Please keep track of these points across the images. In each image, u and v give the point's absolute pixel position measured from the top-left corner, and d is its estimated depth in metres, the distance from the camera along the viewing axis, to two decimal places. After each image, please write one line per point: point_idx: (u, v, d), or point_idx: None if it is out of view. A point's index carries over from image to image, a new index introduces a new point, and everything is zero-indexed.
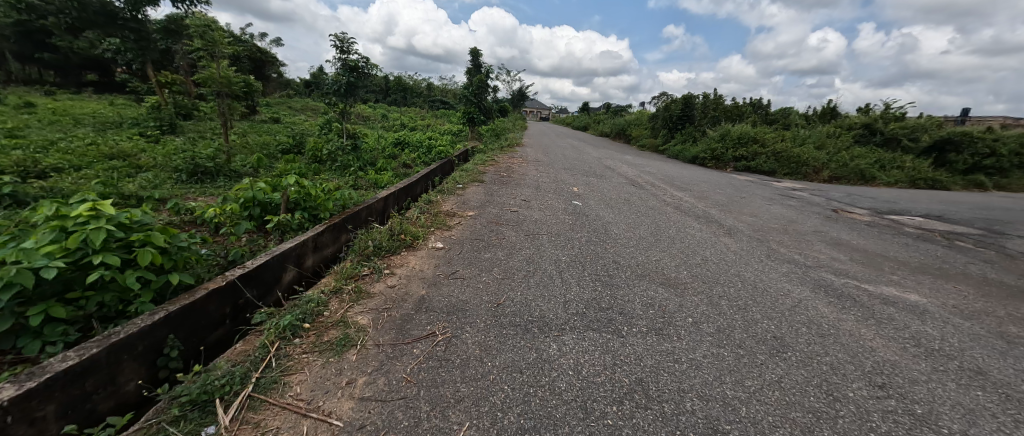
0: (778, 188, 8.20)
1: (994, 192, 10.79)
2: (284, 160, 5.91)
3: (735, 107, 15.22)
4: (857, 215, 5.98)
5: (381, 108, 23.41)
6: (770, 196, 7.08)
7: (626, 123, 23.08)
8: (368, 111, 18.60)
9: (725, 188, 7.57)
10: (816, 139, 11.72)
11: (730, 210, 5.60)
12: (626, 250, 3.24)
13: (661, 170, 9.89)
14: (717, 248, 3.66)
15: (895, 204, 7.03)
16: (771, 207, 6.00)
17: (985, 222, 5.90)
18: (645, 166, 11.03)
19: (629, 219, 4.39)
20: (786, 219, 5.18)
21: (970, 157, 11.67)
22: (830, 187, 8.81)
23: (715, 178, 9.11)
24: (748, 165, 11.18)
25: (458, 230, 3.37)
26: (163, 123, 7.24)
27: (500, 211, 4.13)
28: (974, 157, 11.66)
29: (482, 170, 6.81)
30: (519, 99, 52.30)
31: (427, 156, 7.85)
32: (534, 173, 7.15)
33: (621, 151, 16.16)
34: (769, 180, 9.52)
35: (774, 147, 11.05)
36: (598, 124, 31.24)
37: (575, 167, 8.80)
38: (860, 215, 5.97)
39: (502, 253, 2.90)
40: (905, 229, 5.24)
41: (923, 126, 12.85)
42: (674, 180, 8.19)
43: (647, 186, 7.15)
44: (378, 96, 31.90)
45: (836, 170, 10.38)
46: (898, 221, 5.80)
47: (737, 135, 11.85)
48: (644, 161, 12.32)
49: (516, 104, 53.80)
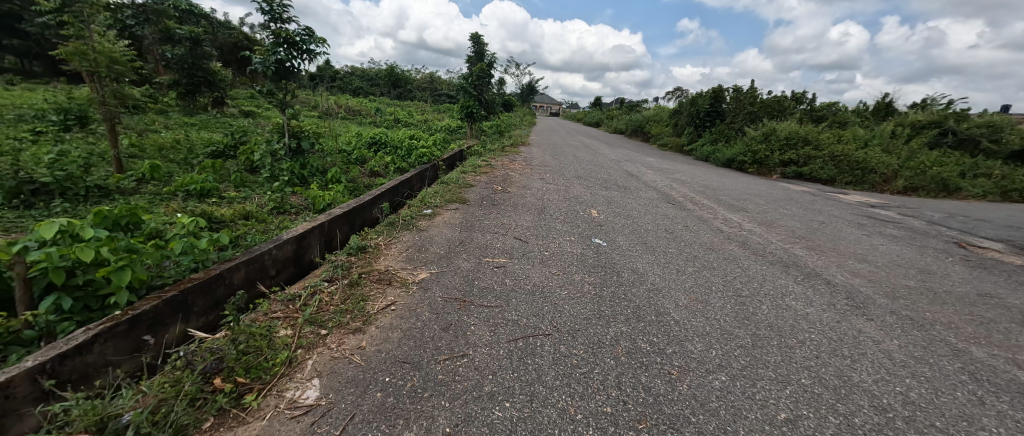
0: (850, 206, 6.49)
1: None
2: (200, 168, 4.38)
3: (775, 101, 13.28)
4: (993, 251, 4.28)
5: (381, 102, 21.94)
6: (851, 219, 5.39)
7: (645, 119, 21.19)
8: (362, 106, 17.10)
9: (785, 206, 5.88)
10: (881, 140, 10.03)
11: (817, 246, 3.93)
12: (711, 381, 1.61)
13: (696, 178, 8.17)
14: (861, 351, 2.00)
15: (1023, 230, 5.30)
16: (868, 239, 4.31)
17: None
18: (675, 171, 9.33)
19: (686, 275, 2.75)
20: (910, 265, 3.52)
21: None
22: (915, 202, 7.03)
23: (763, 189, 7.43)
24: (799, 172, 9.51)
25: (377, 331, 1.74)
26: (69, 116, 5.69)
27: (477, 268, 2.50)
28: None
29: (469, 182, 5.19)
30: (529, 94, 50.79)
31: (406, 161, 6.26)
32: (541, 185, 5.55)
33: (640, 151, 14.38)
34: (829, 192, 7.79)
35: (831, 150, 9.38)
36: (612, 121, 29.49)
37: (591, 175, 7.16)
38: (997, 251, 4.28)
39: (448, 426, 1.26)
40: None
41: (1007, 125, 10.88)
42: (717, 194, 6.49)
43: (687, 204, 5.47)
44: (383, 90, 30.50)
45: (911, 179, 8.61)
46: None
47: (785, 135, 10.18)
48: (670, 165, 10.60)
49: (527, 98, 51.82)
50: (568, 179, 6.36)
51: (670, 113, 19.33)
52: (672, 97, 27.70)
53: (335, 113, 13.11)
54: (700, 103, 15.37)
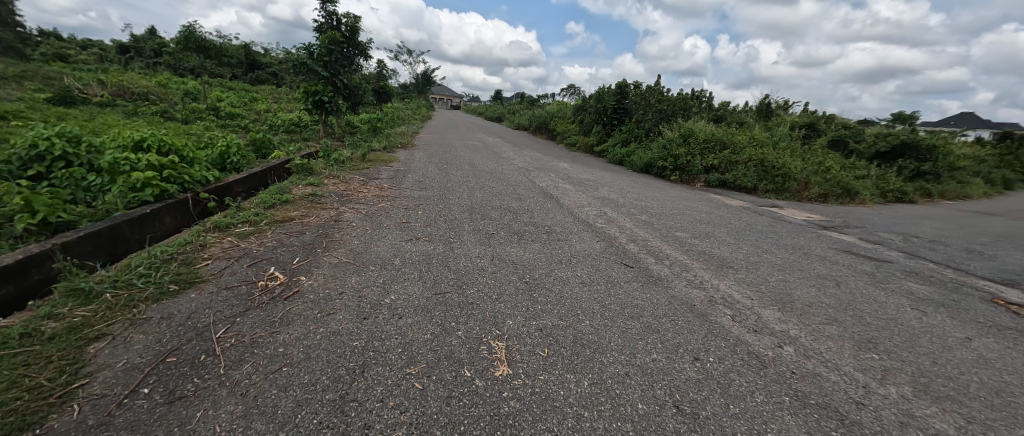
0: (810, 236, 5.36)
1: (933, 207, 10.45)
2: None
3: (681, 98, 12.72)
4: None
5: (213, 86, 16.32)
6: (848, 269, 3.97)
7: (548, 114, 19.90)
8: (168, 88, 11.89)
9: (764, 250, 4.24)
10: (787, 145, 10.25)
11: (933, 387, 2.06)
12: None
13: (628, 198, 6.34)
14: None
15: (1009, 274, 4.52)
16: (944, 335, 2.70)
17: None
18: (598, 184, 7.47)
19: None
20: None
21: (904, 177, 11.58)
22: (847, 220, 6.74)
23: (709, 214, 5.94)
24: (723, 178, 8.94)
25: None
26: None
27: None
28: (905, 179, 11.75)
29: (203, 265, 2.13)
30: (424, 84, 47.03)
31: (92, 201, 2.84)
32: (400, 249, 2.82)
33: (550, 153, 12.59)
34: (768, 211, 6.81)
35: (748, 153, 9.12)
36: (513, 115, 28.24)
37: (496, 206, 4.70)
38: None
39: None
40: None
41: (855, 143, 12.70)
42: (671, 231, 4.61)
43: (651, 267, 3.34)
44: (230, 70, 23.81)
45: (822, 186, 8.78)
46: None
47: (703, 138, 9.55)
48: (587, 173, 8.90)
49: (422, 89, 47.61)
50: (456, 222, 3.73)
51: (574, 109, 18.16)
52: (572, 93, 27.39)
53: (89, 97, 8.18)
54: (608, 100, 14.30)
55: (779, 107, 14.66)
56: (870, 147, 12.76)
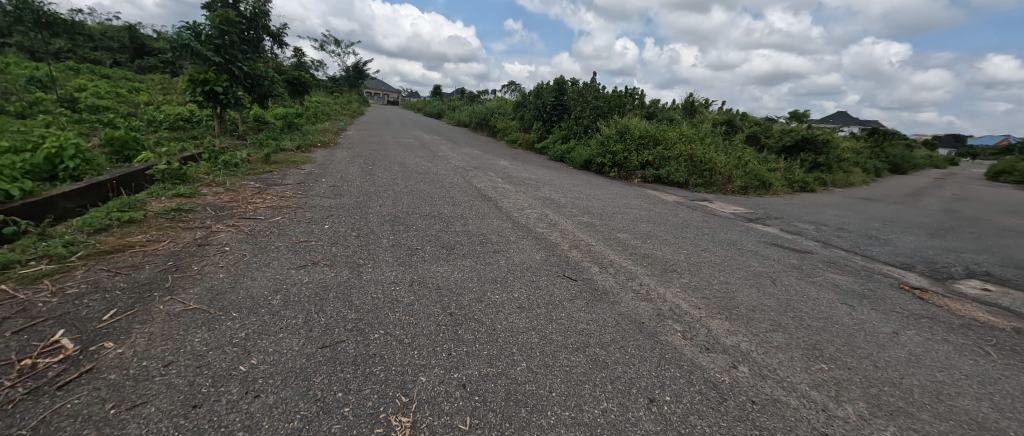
0: (739, 229, 5.52)
1: (830, 195, 11.77)
2: None
3: (615, 96, 12.98)
4: (968, 315, 3.30)
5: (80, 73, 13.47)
6: (779, 264, 4.04)
7: (488, 110, 19.45)
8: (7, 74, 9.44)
9: (703, 249, 4.19)
10: (711, 141, 10.86)
11: (883, 399, 1.96)
12: None
13: (569, 198, 6.11)
14: None
15: (904, 257, 4.98)
16: (875, 331, 2.71)
17: (1007, 281, 4.42)
18: (539, 183, 7.18)
19: None
20: (1009, 410, 1.97)
21: (806, 169, 12.94)
22: (768, 211, 7.17)
23: (647, 211, 5.91)
24: (657, 174, 9.18)
25: None
26: None
27: None
28: (807, 170, 13.15)
29: None
30: (355, 77, 44.02)
31: None
32: (286, 280, 2.18)
33: (489, 150, 12.14)
34: (700, 206, 7.02)
35: (679, 149, 9.46)
36: (453, 112, 27.36)
37: (425, 213, 4.14)
38: (969, 314, 3.35)
39: None
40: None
41: (766, 138, 13.95)
42: (613, 233, 4.41)
43: (594, 279, 3.04)
44: (110, 55, 20.05)
45: (743, 179, 9.42)
46: (985, 306, 3.59)
47: (638, 134, 9.74)
48: (527, 171, 8.61)
49: (354, 83, 44.52)
50: (371, 236, 3.12)
51: (514, 105, 17.90)
52: (511, 89, 27.19)
53: None
54: (546, 97, 14.22)
55: (702, 105, 15.66)
56: (778, 142, 14.09)
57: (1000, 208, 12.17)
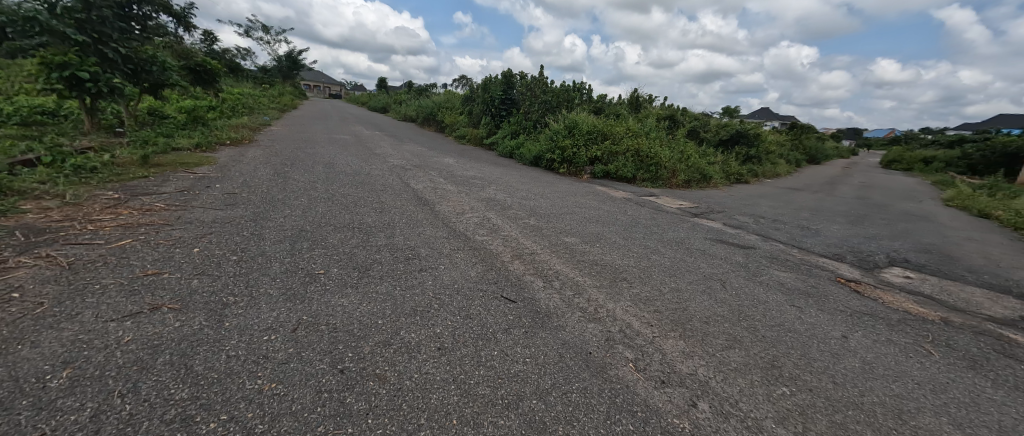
0: (686, 226, 5.44)
1: (762, 186, 12.51)
2: None
3: (563, 90, 12.82)
4: (901, 308, 3.34)
5: None
6: (726, 263, 3.92)
7: (435, 104, 18.58)
8: None
9: (652, 251, 3.96)
10: (656, 135, 11.03)
11: (850, 429, 1.74)
12: None
13: (515, 199, 5.71)
14: None
15: (835, 247, 5.15)
16: (826, 337, 2.57)
17: (924, 266, 4.69)
18: (484, 182, 6.71)
19: None
20: (968, 425, 1.84)
21: (741, 161, 13.68)
22: (711, 205, 7.29)
23: (596, 210, 5.67)
24: (606, 169, 9.08)
25: None
26: None
27: None
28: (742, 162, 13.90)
29: None
30: (289, 68, 40.56)
31: None
32: (92, 341, 1.52)
33: (434, 146, 11.42)
34: (647, 202, 6.94)
35: (626, 144, 9.44)
36: (398, 106, 26.00)
37: (342, 224, 3.51)
38: (902, 305, 3.39)
39: None
40: (1019, 346, 2.86)
41: (705, 132, 14.56)
42: (560, 239, 4.07)
43: (536, 298, 2.64)
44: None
45: (687, 173, 9.62)
46: (912, 296, 3.70)
47: (586, 129, 9.59)
48: (474, 169, 8.11)
49: (288, 74, 40.98)
50: (258, 261, 2.48)
51: (462, 99, 17.21)
52: (460, 83, 26.37)
53: None
54: (494, 90, 13.73)
55: (647, 100, 16.04)
56: (716, 136, 14.77)
57: (899, 194, 13.66)
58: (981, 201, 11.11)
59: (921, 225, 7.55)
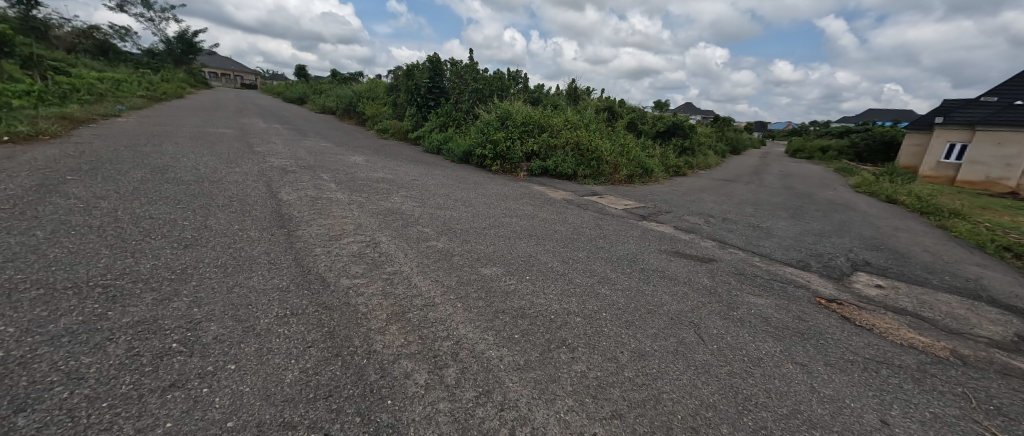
0: (636, 233, 4.55)
1: (698, 178, 12.45)
2: None
3: (496, 78, 11.62)
4: (903, 340, 2.63)
5: None
6: (692, 290, 3.00)
7: (354, 94, 16.40)
8: None
9: (599, 282, 2.93)
10: (595, 127, 10.30)
11: None
12: None
13: (426, 209, 4.41)
14: None
15: (794, 250, 4.57)
16: (863, 431, 1.67)
17: (887, 267, 4.24)
18: (391, 187, 5.29)
19: None
20: None
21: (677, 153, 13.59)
22: (657, 203, 6.59)
23: (530, 219, 4.57)
24: (544, 165, 8.10)
25: None
26: None
27: None
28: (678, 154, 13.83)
29: None
30: (182, 52, 34.69)
31: None
32: None
33: (346, 141, 9.63)
34: (590, 204, 6.03)
35: (565, 136, 8.52)
36: (316, 97, 23.03)
37: (76, 281, 1.98)
38: (901, 336, 2.70)
39: None
40: None
41: (643, 124, 14.29)
42: (475, 272, 2.87)
43: (404, 426, 1.41)
44: None
45: (628, 167, 8.98)
46: (901, 316, 3.07)
47: (521, 120, 8.50)
48: (385, 169, 6.62)
49: (182, 59, 35.01)
50: None
51: (385, 88, 15.29)
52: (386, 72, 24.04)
53: None
54: (419, 77, 12.14)
55: (584, 91, 15.43)
56: (653, 128, 14.57)
57: (815, 181, 14.49)
58: (885, 186, 11.97)
59: (852, 214, 7.53)
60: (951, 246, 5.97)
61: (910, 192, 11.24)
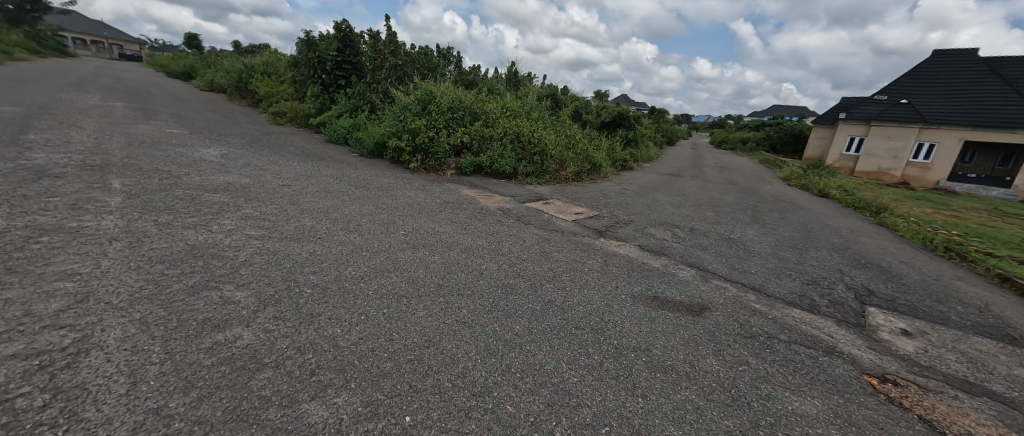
0: (596, 265, 3.27)
1: (644, 173, 11.80)
2: None
3: (422, 55, 9.76)
4: None
5: None
6: (708, 401, 1.74)
7: (247, 67, 13.35)
8: None
9: (553, 411, 1.54)
10: (538, 115, 8.98)
11: None
12: None
13: (272, 243, 2.69)
14: None
15: (786, 277, 3.61)
16: None
17: (892, 297, 3.44)
18: (233, 200, 3.44)
19: None
20: None
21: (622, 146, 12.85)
22: (613, 209, 5.43)
23: (446, 251, 3.05)
24: (476, 162, 6.57)
25: None
26: None
27: None
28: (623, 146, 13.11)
29: None
30: (18, 9, 27.13)
31: None
32: None
33: (214, 127, 7.24)
34: (533, 215, 4.66)
35: (503, 126, 7.07)
36: (205, 70, 18.95)
37: None
38: None
39: None
40: None
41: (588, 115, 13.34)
42: (286, 425, 1.30)
43: None
44: None
45: (576, 162, 7.81)
46: (977, 399, 2.12)
47: (448, 104, 6.85)
48: (248, 168, 4.66)
49: (20, 17, 27.43)
50: None
51: (285, 62, 12.53)
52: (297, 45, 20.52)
53: None
54: (323, 48, 9.81)
55: (525, 76, 14.05)
56: (597, 118, 13.64)
57: (749, 174, 14.70)
58: (815, 180, 12.25)
59: (806, 216, 7.07)
60: (912, 252, 5.55)
61: (838, 186, 11.51)
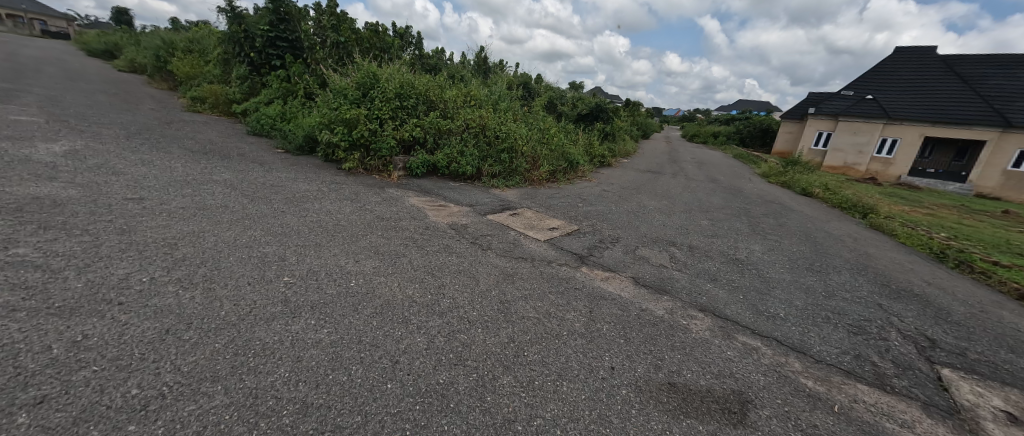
0: (579, 322, 2.27)
1: (623, 169, 10.97)
2: None
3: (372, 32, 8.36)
4: None
5: None
6: None
7: (169, 44, 11.40)
8: None
9: None
10: (506, 105, 7.86)
11: None
12: None
13: (3, 327, 1.49)
14: None
15: (824, 322, 2.74)
16: None
17: (957, 348, 2.63)
18: (14, 232, 2.18)
19: None
20: None
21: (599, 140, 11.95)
22: (595, 221, 4.45)
23: (349, 314, 1.94)
24: (430, 160, 5.41)
25: None
26: None
27: None
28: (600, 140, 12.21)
29: None
30: None
31: None
32: None
33: (94, 115, 5.70)
34: (495, 234, 3.60)
35: (464, 117, 5.91)
36: (129, 48, 16.50)
37: None
38: None
39: None
40: None
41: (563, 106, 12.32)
42: None
43: None
44: None
45: (550, 160, 6.78)
46: None
47: (396, 88, 5.59)
48: (94, 173, 3.33)
49: None
50: None
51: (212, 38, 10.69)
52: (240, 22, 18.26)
53: None
54: (251, 21, 8.21)
55: (495, 63, 12.82)
56: (573, 110, 12.66)
57: (728, 170, 14.21)
58: (796, 177, 11.81)
59: (801, 221, 6.38)
60: (927, 266, 4.88)
61: (820, 183, 11.09)
